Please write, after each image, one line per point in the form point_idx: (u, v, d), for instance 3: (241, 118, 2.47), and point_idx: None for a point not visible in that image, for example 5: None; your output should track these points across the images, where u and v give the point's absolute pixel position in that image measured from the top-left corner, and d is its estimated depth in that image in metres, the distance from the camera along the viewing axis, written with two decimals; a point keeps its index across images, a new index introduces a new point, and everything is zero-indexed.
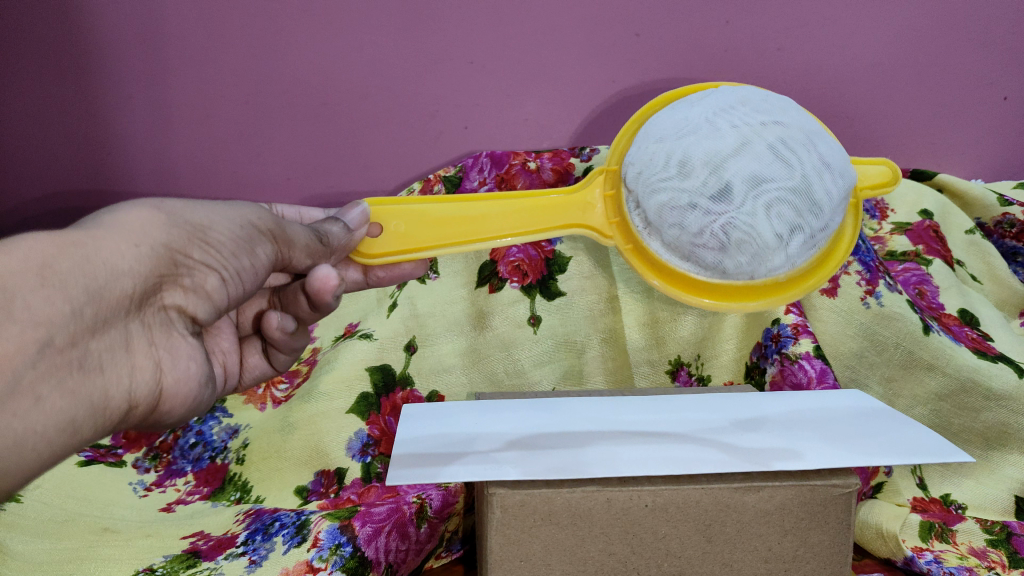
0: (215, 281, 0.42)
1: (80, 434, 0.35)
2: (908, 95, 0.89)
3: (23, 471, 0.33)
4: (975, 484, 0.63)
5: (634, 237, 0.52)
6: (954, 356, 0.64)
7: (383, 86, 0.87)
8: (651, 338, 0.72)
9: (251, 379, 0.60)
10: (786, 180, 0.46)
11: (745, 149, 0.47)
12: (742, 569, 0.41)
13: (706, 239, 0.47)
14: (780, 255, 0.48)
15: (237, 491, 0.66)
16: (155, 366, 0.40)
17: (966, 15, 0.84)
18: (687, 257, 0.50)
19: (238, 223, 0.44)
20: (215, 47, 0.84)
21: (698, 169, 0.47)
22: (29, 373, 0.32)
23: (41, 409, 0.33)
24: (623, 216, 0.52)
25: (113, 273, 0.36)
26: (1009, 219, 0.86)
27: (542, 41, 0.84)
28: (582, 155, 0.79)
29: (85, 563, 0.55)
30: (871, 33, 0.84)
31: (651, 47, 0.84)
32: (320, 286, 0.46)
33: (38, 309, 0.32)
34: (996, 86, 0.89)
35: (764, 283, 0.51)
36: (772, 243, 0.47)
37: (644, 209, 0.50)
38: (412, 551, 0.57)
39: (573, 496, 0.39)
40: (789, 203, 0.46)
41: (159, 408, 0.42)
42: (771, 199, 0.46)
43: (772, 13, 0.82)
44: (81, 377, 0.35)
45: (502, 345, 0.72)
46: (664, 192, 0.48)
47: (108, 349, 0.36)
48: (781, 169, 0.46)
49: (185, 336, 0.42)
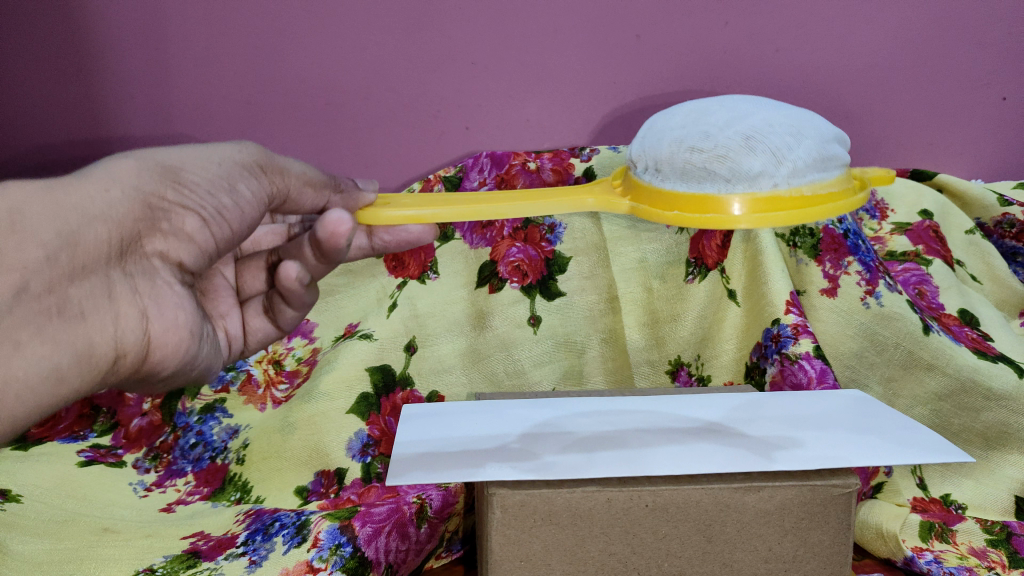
0: (192, 224, 0.42)
1: (68, 382, 0.36)
2: (905, 96, 0.90)
3: (16, 418, 0.34)
4: (976, 485, 0.63)
5: (647, 190, 0.50)
6: (954, 356, 0.64)
7: (384, 86, 0.87)
8: (650, 339, 0.74)
9: (255, 343, 0.58)
10: (779, 113, 0.49)
11: (737, 101, 0.51)
12: (742, 569, 0.41)
13: (716, 149, 0.46)
14: (795, 159, 0.46)
15: (237, 491, 0.66)
16: (141, 314, 0.40)
17: (959, 19, 0.86)
18: (705, 177, 0.47)
19: (216, 160, 0.44)
20: (219, 47, 0.84)
21: (698, 112, 0.50)
22: (8, 318, 0.33)
23: (22, 355, 0.33)
24: (632, 185, 0.51)
25: (85, 219, 0.36)
26: (1009, 219, 0.86)
27: (544, 42, 0.85)
28: (583, 155, 0.79)
29: (85, 563, 0.55)
30: (866, 34, 0.86)
31: (650, 49, 0.86)
32: (331, 233, 0.45)
33: (14, 255, 0.33)
34: (994, 87, 0.91)
35: (788, 195, 0.46)
36: (782, 147, 0.46)
37: (651, 153, 0.49)
38: (412, 551, 0.57)
39: (573, 496, 0.39)
40: (788, 124, 0.48)
41: (151, 358, 0.42)
42: (770, 119, 0.48)
43: (768, 16, 0.84)
44: (62, 323, 0.35)
45: (503, 345, 0.73)
46: (668, 131, 0.49)
47: (89, 296, 0.37)
48: (771, 107, 0.50)
49: (171, 285, 0.42)
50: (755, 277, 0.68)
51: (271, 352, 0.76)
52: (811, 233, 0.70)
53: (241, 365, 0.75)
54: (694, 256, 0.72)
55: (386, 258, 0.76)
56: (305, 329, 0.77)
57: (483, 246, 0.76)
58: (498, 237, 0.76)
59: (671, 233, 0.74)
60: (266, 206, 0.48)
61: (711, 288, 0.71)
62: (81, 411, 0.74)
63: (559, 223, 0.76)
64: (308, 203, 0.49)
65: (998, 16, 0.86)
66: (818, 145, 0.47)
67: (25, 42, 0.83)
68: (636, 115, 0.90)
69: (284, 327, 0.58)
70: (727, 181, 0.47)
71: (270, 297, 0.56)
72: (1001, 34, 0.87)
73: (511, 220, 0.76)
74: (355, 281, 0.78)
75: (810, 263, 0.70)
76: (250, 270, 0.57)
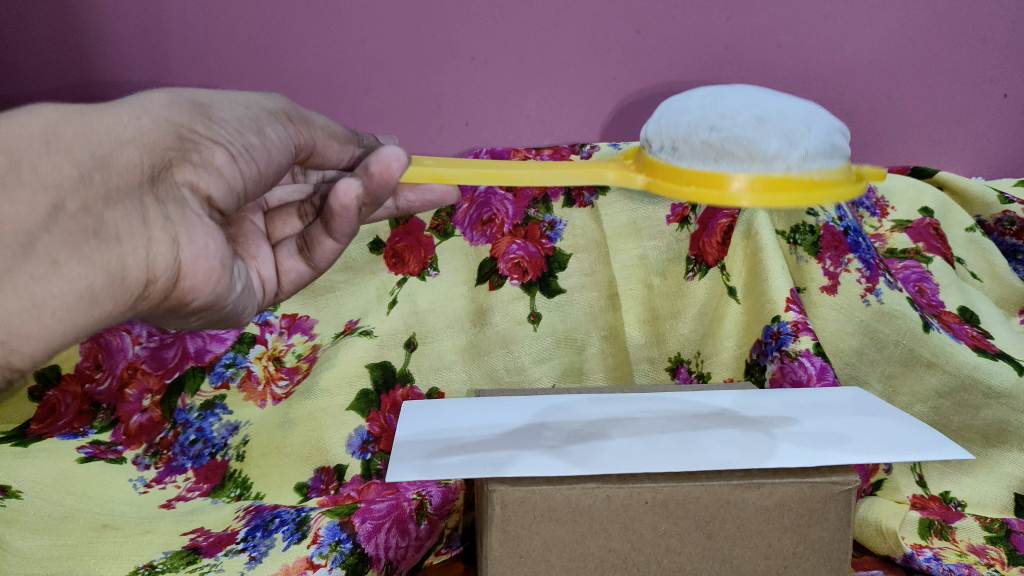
0: (224, 156, 0.39)
1: (99, 306, 0.33)
2: (902, 92, 0.91)
3: (48, 341, 0.32)
4: (974, 481, 0.63)
5: (660, 169, 0.49)
6: (954, 354, 0.64)
7: (384, 82, 0.87)
8: (650, 336, 0.73)
9: (290, 285, 0.53)
10: (791, 101, 0.49)
11: (749, 89, 0.51)
12: (742, 566, 0.41)
13: (734, 128, 0.46)
14: (806, 142, 0.46)
15: (237, 488, 0.66)
16: (173, 242, 0.37)
17: (954, 17, 0.87)
18: (719, 156, 0.46)
19: (244, 104, 0.41)
20: (219, 45, 0.84)
21: (714, 96, 0.49)
22: (44, 237, 0.31)
23: (57, 273, 0.31)
24: (645, 164, 0.50)
25: (117, 142, 0.34)
26: (1010, 216, 0.86)
27: (545, 38, 0.85)
28: (583, 151, 0.79)
29: (85, 560, 0.55)
30: (866, 31, 0.86)
31: (652, 44, 0.86)
32: (382, 170, 0.42)
33: (46, 173, 0.31)
34: (997, 84, 0.91)
35: (799, 177, 0.46)
36: (795, 131, 0.46)
37: (667, 132, 0.49)
38: (412, 547, 0.57)
39: (572, 493, 0.39)
40: (799, 110, 0.48)
41: (180, 287, 0.39)
42: (784, 103, 0.48)
43: (769, 13, 0.84)
44: (95, 246, 0.33)
45: (502, 342, 0.72)
46: (686, 112, 0.49)
47: (125, 219, 0.34)
48: (783, 97, 0.50)
49: (202, 217, 0.39)
50: (755, 273, 0.67)
51: (271, 348, 0.75)
52: (811, 231, 0.70)
53: (241, 362, 0.74)
54: (695, 252, 0.72)
55: (386, 257, 0.77)
56: (305, 325, 0.76)
57: (483, 242, 0.76)
58: (499, 234, 0.76)
59: (671, 230, 0.74)
60: (295, 156, 0.45)
61: (712, 285, 0.71)
62: (81, 407, 0.74)
63: (559, 220, 0.77)
64: (331, 156, 0.48)
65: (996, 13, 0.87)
66: (828, 133, 0.47)
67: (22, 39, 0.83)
68: (636, 112, 0.90)
69: (318, 265, 0.52)
70: (743, 161, 0.46)
71: (306, 234, 0.51)
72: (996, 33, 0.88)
73: (511, 217, 0.77)
74: (355, 277, 0.77)
75: (811, 260, 0.69)
76: (281, 217, 0.54)
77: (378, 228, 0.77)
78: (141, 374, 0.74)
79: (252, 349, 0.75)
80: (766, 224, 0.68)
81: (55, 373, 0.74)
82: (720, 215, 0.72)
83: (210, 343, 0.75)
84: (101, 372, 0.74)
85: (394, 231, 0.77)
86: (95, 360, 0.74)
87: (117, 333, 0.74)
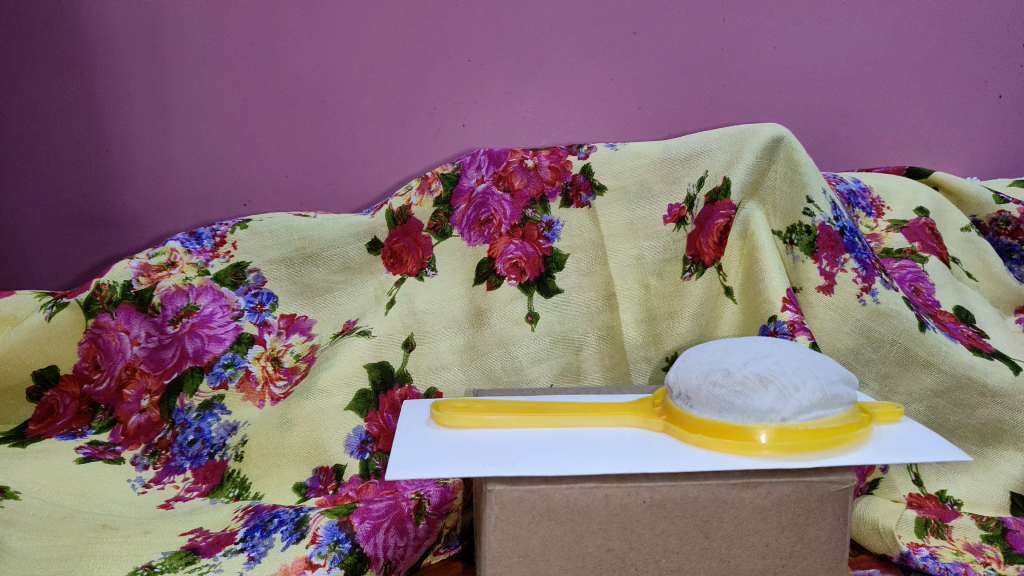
0: None
1: None
2: (892, 95, 0.93)
3: None
4: (970, 481, 0.64)
5: (675, 414, 0.43)
6: (949, 353, 0.65)
7: (383, 83, 0.88)
8: (648, 336, 0.73)
9: None
10: (816, 357, 0.43)
11: (775, 341, 0.45)
12: (739, 565, 0.41)
13: (745, 381, 0.40)
14: (817, 395, 0.40)
15: (235, 488, 0.66)
16: None
17: (933, 22, 0.91)
18: (729, 408, 0.40)
19: None
20: (217, 45, 0.87)
21: (738, 347, 0.44)
22: None
23: None
24: (667, 408, 0.44)
25: None
26: (1005, 216, 0.86)
27: (543, 39, 0.87)
28: (580, 153, 0.79)
29: (84, 560, 0.55)
30: (854, 34, 0.90)
31: (649, 46, 0.88)
32: None
33: None
34: (990, 86, 0.94)
35: (802, 433, 0.40)
36: (808, 377, 0.41)
37: (682, 380, 0.43)
38: (411, 547, 0.57)
39: (571, 492, 0.39)
40: (814, 361, 0.42)
41: None
42: (804, 356, 0.43)
43: (754, 16, 0.88)
44: None
45: (500, 342, 0.72)
46: (701, 362, 0.43)
47: None
48: (810, 352, 0.44)
49: None
50: (753, 273, 0.67)
51: (270, 349, 0.76)
52: (807, 231, 0.68)
53: (241, 362, 0.75)
54: (692, 252, 0.72)
55: (386, 258, 0.78)
56: (304, 325, 0.77)
57: (481, 242, 0.77)
58: (496, 235, 0.77)
59: (668, 230, 0.74)
60: None
61: (708, 285, 0.71)
62: (80, 408, 0.76)
63: (556, 220, 0.77)
64: None
65: (968, 17, 0.92)
66: (838, 384, 0.42)
67: (32, 42, 0.88)
68: (633, 113, 0.90)
69: None
70: (749, 413, 0.39)
71: None
72: (971, 36, 0.92)
73: (509, 218, 0.77)
74: (353, 279, 0.79)
75: (807, 260, 0.68)
76: None
77: (377, 228, 0.79)
78: (139, 375, 0.76)
79: (250, 349, 0.76)
80: (762, 225, 0.69)
81: (52, 374, 0.76)
82: (717, 215, 0.71)
83: (209, 343, 0.75)
84: (100, 373, 0.76)
85: (393, 232, 0.79)
86: (93, 360, 0.76)
87: (116, 334, 0.76)
